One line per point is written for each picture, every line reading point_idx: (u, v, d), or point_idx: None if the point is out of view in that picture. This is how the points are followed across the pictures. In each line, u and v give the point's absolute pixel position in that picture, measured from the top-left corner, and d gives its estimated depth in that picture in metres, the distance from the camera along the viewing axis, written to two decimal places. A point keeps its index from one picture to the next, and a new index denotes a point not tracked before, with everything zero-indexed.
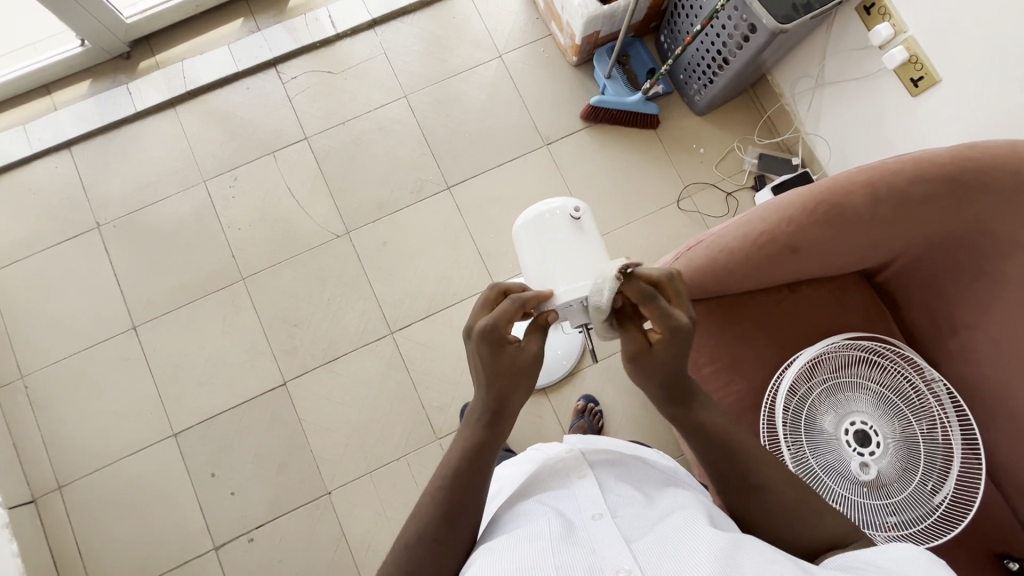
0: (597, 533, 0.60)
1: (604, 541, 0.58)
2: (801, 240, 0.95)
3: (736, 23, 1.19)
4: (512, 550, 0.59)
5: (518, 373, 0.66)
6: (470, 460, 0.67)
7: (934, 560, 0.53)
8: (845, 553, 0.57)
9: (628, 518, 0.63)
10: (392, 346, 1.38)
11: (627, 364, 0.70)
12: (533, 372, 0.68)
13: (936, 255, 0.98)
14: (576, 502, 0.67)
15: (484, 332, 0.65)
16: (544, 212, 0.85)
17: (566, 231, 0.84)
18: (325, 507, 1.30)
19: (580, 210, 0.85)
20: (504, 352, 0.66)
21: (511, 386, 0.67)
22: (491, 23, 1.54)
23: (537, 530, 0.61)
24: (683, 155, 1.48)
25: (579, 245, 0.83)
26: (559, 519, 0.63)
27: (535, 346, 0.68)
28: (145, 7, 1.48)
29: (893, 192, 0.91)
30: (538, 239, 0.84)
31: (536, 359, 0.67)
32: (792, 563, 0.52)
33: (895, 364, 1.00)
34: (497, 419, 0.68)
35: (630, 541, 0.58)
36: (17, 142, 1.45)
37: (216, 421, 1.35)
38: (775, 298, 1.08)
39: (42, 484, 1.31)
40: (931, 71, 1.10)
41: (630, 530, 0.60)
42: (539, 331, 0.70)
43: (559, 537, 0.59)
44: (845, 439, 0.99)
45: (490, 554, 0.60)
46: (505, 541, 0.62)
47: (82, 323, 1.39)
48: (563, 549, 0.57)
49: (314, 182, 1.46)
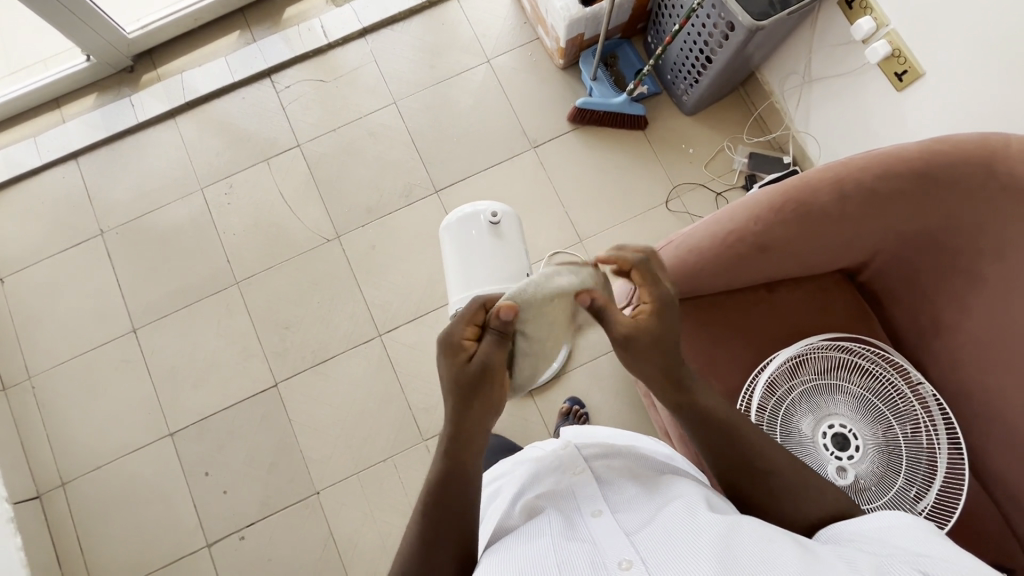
0: (599, 529, 0.61)
1: (606, 536, 0.59)
2: (770, 239, 0.92)
3: (716, 21, 1.18)
4: (519, 550, 0.60)
5: (466, 388, 0.67)
6: (440, 464, 0.68)
7: (916, 524, 0.59)
8: (842, 524, 0.63)
9: (630, 512, 0.64)
10: (380, 348, 1.40)
11: (623, 347, 0.72)
12: (485, 386, 0.68)
13: (914, 253, 0.93)
14: (577, 498, 0.68)
15: (439, 339, 0.70)
16: (469, 214, 1.03)
17: (485, 233, 1.02)
18: (313, 507, 1.32)
19: (497, 216, 1.02)
20: (454, 362, 0.68)
21: (469, 403, 0.67)
22: (479, 28, 1.56)
23: (538, 531, 0.62)
24: (672, 155, 1.47)
25: (490, 246, 1.02)
26: (559, 520, 0.64)
27: (485, 354, 0.68)
28: (146, 23, 1.54)
29: (861, 190, 0.87)
30: (457, 237, 1.03)
31: (483, 364, 0.67)
32: (790, 539, 0.54)
33: (877, 367, 0.98)
34: (461, 449, 0.68)
35: (631, 534, 0.58)
36: (27, 153, 1.52)
37: (209, 421, 1.38)
38: (752, 297, 1.05)
39: (47, 479, 1.37)
40: (914, 64, 1.08)
41: (629, 524, 0.61)
42: (495, 335, 0.70)
43: (564, 533, 0.60)
44: (822, 442, 0.96)
45: (498, 555, 0.61)
46: (508, 544, 0.63)
47: (86, 326, 1.44)
48: (564, 545, 0.58)
49: (306, 187, 1.49)
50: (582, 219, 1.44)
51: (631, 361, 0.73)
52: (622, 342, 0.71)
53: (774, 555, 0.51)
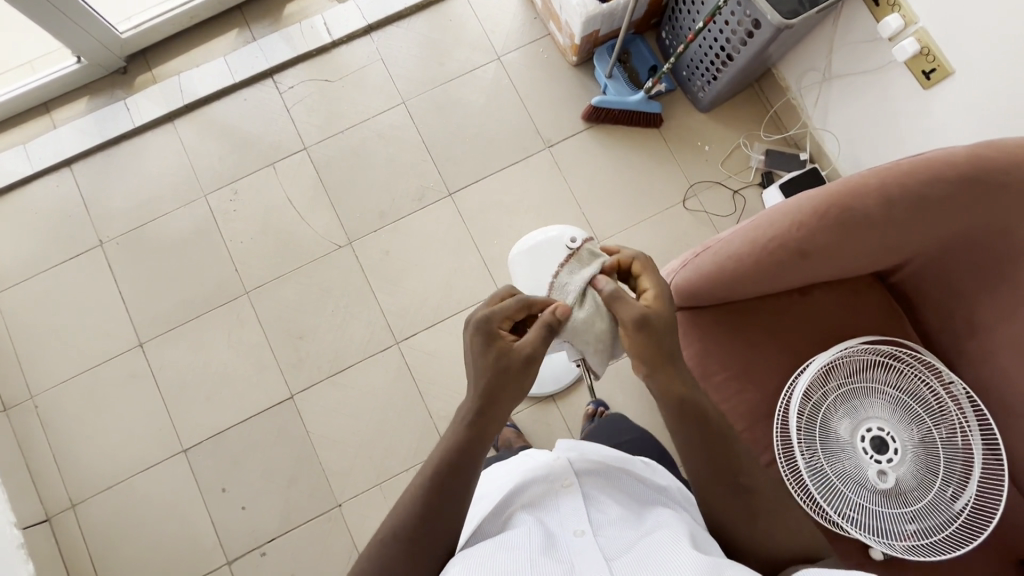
0: (580, 551, 0.58)
1: (585, 562, 0.56)
2: (814, 244, 0.90)
3: (740, 18, 1.16)
4: (491, 558, 0.57)
5: (505, 373, 0.69)
6: (451, 450, 0.68)
7: None
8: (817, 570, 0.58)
9: (612, 535, 0.61)
10: (397, 355, 1.37)
11: (637, 337, 0.73)
12: (527, 372, 0.70)
13: (953, 257, 0.93)
14: (560, 514, 0.65)
15: (478, 326, 0.71)
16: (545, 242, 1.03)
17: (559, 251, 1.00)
18: (336, 520, 1.30)
19: (579, 240, 0.85)
20: (493, 350, 0.69)
21: (501, 387, 0.69)
22: (488, 24, 1.51)
23: (517, 540, 0.60)
24: (688, 153, 1.46)
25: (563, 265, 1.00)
26: (539, 532, 0.61)
27: (527, 347, 0.71)
28: (140, 22, 1.47)
29: (905, 194, 0.87)
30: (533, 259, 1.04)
31: (528, 356, 0.70)
32: None
33: (913, 367, 0.98)
34: (471, 450, 0.68)
35: (611, 564, 0.56)
36: (18, 161, 1.45)
37: (224, 436, 1.34)
38: (786, 302, 1.04)
39: (55, 502, 1.32)
40: (943, 63, 1.06)
41: (612, 552, 0.58)
42: (540, 327, 0.72)
43: (541, 551, 0.57)
44: (862, 446, 0.95)
45: (468, 558, 0.58)
46: (481, 545, 0.60)
47: (88, 341, 1.39)
48: (540, 564, 0.55)
49: (314, 192, 1.44)
50: (599, 220, 1.42)
51: (641, 347, 0.73)
52: (635, 332, 0.72)
53: None
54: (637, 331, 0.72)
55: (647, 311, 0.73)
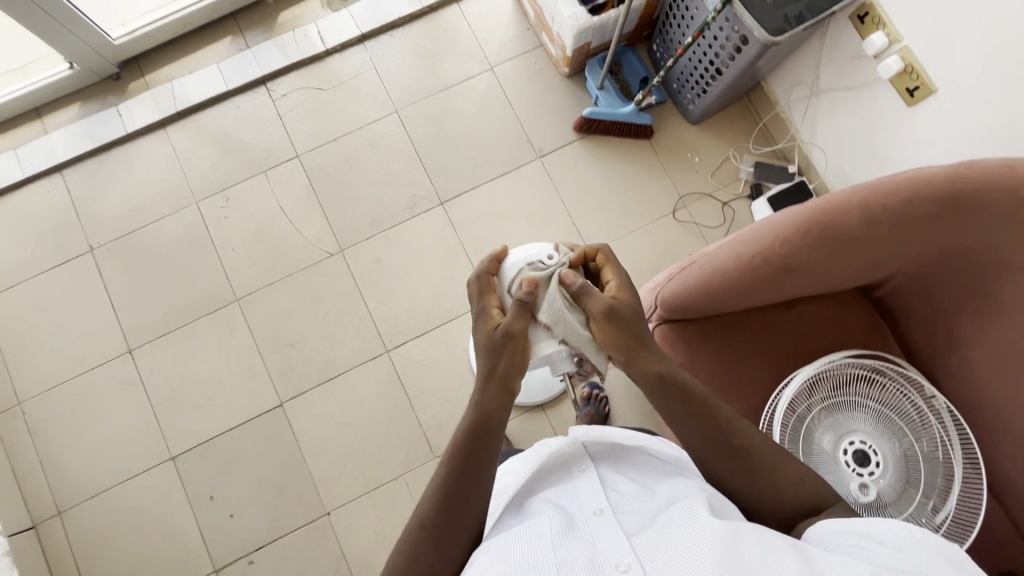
0: (600, 527, 0.60)
1: (606, 537, 0.57)
2: (797, 259, 0.92)
3: (728, 34, 1.17)
4: (515, 547, 0.58)
5: (498, 350, 0.73)
6: (473, 422, 0.70)
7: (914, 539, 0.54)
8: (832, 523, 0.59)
9: (631, 510, 0.63)
10: (387, 363, 1.37)
11: (609, 327, 0.75)
12: (520, 350, 0.74)
13: (936, 272, 0.95)
14: (579, 496, 0.66)
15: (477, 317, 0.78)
16: None
17: None
18: (324, 527, 1.30)
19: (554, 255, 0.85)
20: (487, 330, 0.75)
21: (500, 363, 0.73)
22: (481, 35, 1.53)
23: (538, 526, 0.61)
24: (678, 164, 1.47)
25: None
26: (558, 515, 0.62)
27: (517, 324, 0.75)
28: (133, 28, 1.47)
29: (887, 211, 0.88)
30: None
31: (518, 331, 0.74)
32: (792, 546, 0.52)
33: (895, 381, 0.99)
34: (485, 436, 0.69)
35: (632, 537, 0.57)
36: (9, 166, 1.45)
37: (213, 444, 1.34)
38: (772, 315, 1.05)
39: (42, 509, 1.31)
40: (927, 82, 1.08)
41: (632, 526, 0.59)
42: (522, 308, 0.76)
43: (562, 532, 0.59)
44: (844, 459, 0.97)
45: (491, 551, 0.59)
46: (503, 537, 0.61)
47: (78, 347, 1.39)
48: (563, 545, 0.57)
49: (306, 199, 1.45)
50: (590, 229, 1.43)
51: (613, 334, 0.75)
52: (607, 322, 0.75)
53: (775, 555, 0.50)
54: (608, 320, 0.75)
55: (615, 300, 0.76)
